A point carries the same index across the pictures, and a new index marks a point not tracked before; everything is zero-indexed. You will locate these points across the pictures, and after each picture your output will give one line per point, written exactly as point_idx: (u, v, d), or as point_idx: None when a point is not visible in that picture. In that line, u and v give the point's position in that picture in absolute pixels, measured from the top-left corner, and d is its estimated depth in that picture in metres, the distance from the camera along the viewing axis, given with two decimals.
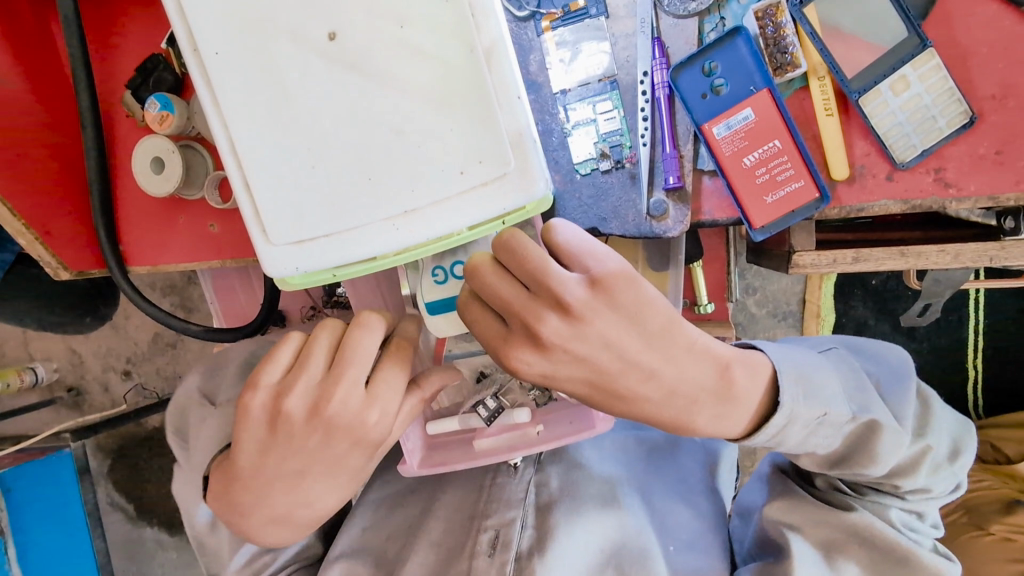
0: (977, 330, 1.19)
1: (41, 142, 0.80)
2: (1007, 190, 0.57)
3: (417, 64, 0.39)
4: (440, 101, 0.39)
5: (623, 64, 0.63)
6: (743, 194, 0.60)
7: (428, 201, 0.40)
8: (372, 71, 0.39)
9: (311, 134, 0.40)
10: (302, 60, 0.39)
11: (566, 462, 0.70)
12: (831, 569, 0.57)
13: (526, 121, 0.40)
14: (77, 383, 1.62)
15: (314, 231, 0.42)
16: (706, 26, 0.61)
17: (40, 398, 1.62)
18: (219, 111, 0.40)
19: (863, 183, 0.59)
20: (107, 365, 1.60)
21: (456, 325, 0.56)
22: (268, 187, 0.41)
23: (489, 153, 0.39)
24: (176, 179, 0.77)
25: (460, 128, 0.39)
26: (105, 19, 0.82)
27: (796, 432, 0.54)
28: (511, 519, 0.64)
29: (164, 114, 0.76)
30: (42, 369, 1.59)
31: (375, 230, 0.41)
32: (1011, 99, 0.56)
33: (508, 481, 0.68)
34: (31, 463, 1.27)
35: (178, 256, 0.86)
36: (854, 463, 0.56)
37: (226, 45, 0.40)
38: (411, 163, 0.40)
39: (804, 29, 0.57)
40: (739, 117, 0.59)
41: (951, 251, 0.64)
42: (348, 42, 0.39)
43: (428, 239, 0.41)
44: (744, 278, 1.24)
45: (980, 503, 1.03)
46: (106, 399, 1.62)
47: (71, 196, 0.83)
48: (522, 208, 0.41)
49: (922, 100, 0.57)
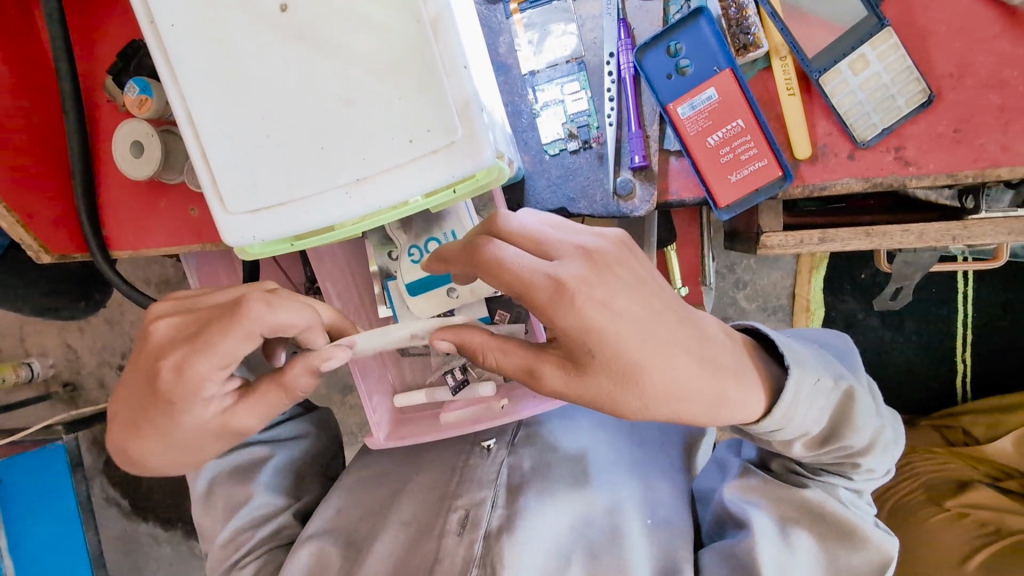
0: (966, 323, 1.20)
1: (24, 127, 0.81)
2: (965, 168, 0.58)
3: (366, 34, 0.39)
4: (389, 70, 0.40)
5: (590, 45, 0.64)
6: (707, 173, 0.61)
7: (378, 170, 0.41)
8: (322, 39, 0.40)
9: (264, 104, 0.41)
10: (254, 30, 0.40)
11: (539, 444, 0.71)
12: (785, 542, 0.58)
13: (473, 90, 0.40)
14: (73, 378, 1.63)
15: (269, 200, 0.43)
16: (671, 8, 0.62)
17: (35, 394, 1.64)
18: (177, 80, 0.42)
19: (825, 162, 0.60)
20: (102, 360, 1.61)
21: (434, 301, 0.60)
22: (225, 155, 0.42)
23: (436, 122, 0.40)
24: (156, 162, 0.78)
25: (407, 97, 0.40)
26: (86, 5, 0.83)
27: (801, 406, 0.54)
28: (482, 500, 0.65)
29: (143, 98, 0.78)
30: (38, 364, 1.60)
31: (327, 198, 0.42)
32: (969, 78, 0.57)
33: (482, 463, 0.70)
34: (23, 455, 1.28)
35: (160, 240, 0.87)
36: (841, 438, 0.56)
37: (181, 15, 0.41)
38: (361, 130, 0.41)
39: (765, 10, 0.58)
40: (702, 96, 0.60)
41: (915, 230, 0.65)
42: (299, 13, 0.40)
43: (379, 207, 0.42)
44: (733, 273, 1.25)
45: (936, 481, 1.04)
46: (101, 394, 1.63)
47: (54, 181, 0.84)
48: (474, 175, 0.42)
49: (881, 79, 0.58)
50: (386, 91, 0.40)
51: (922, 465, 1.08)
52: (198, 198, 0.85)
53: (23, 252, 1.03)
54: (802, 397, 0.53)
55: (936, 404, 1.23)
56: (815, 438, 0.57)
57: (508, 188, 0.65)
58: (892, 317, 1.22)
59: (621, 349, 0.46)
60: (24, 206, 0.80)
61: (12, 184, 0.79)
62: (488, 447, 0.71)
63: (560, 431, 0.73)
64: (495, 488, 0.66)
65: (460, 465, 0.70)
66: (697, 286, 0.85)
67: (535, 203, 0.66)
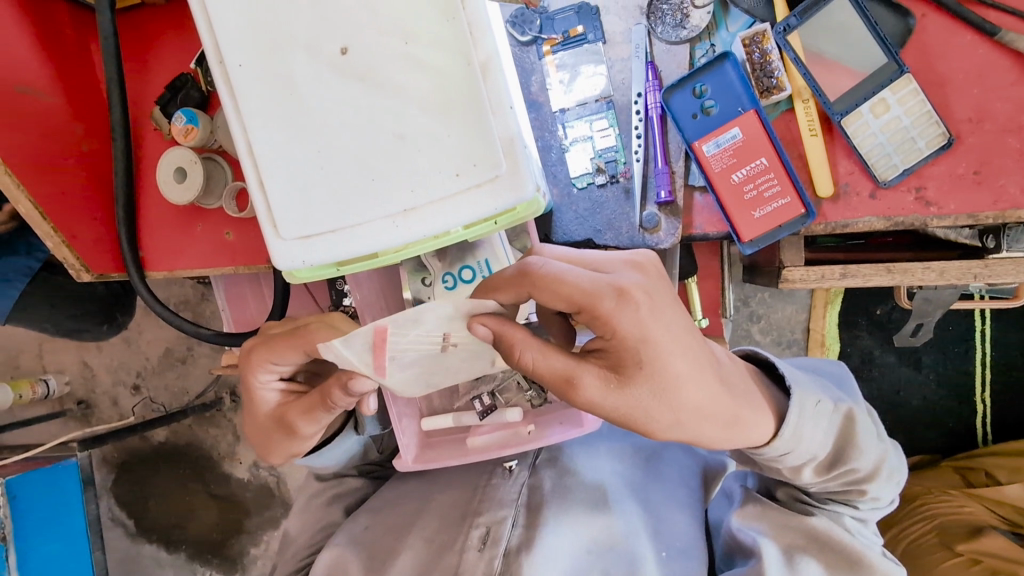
0: (985, 363, 1.19)
1: (74, 152, 0.85)
2: (986, 209, 0.59)
3: (420, 76, 0.42)
4: (439, 109, 0.43)
5: (619, 86, 0.67)
6: (731, 208, 0.63)
7: (425, 201, 0.44)
8: (379, 79, 0.43)
9: (321, 137, 0.44)
10: (316, 70, 0.43)
11: (559, 467, 0.71)
12: (793, 569, 0.59)
13: (517, 128, 0.43)
14: (88, 396, 1.66)
15: (320, 226, 0.45)
16: (697, 52, 0.65)
17: (50, 410, 1.66)
18: (241, 114, 0.45)
19: (847, 201, 0.62)
20: (118, 379, 1.64)
21: None
22: (281, 183, 0.45)
23: (482, 157, 0.43)
24: (197, 188, 0.81)
25: (456, 134, 0.42)
26: (139, 41, 0.88)
27: (805, 430, 0.56)
28: (502, 517, 0.65)
29: (189, 127, 0.82)
30: (55, 381, 1.63)
31: (375, 226, 0.44)
32: (987, 122, 0.59)
33: (503, 482, 0.70)
34: (37, 471, 1.28)
35: (195, 262, 0.90)
36: (847, 464, 0.59)
37: (247, 54, 0.44)
38: (411, 163, 0.43)
39: (788, 56, 0.61)
40: (728, 136, 0.62)
41: (936, 268, 0.66)
42: (358, 56, 0.43)
43: (424, 236, 0.44)
44: (747, 305, 1.26)
45: (951, 523, 1.02)
46: (114, 413, 1.66)
47: (98, 204, 0.88)
48: (515, 207, 0.44)
49: (901, 122, 0.60)
50: (436, 127, 0.43)
51: (939, 504, 1.06)
52: (233, 222, 0.88)
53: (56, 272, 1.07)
54: (806, 422, 0.56)
55: (956, 444, 1.21)
56: (822, 463, 0.59)
57: (537, 219, 0.67)
58: (909, 354, 1.21)
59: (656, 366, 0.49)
60: (70, 226, 0.83)
61: (60, 206, 0.83)
62: (510, 467, 0.71)
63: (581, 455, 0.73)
64: (515, 508, 0.66)
65: (482, 483, 0.70)
66: (717, 317, 0.86)
67: (562, 234, 0.68)
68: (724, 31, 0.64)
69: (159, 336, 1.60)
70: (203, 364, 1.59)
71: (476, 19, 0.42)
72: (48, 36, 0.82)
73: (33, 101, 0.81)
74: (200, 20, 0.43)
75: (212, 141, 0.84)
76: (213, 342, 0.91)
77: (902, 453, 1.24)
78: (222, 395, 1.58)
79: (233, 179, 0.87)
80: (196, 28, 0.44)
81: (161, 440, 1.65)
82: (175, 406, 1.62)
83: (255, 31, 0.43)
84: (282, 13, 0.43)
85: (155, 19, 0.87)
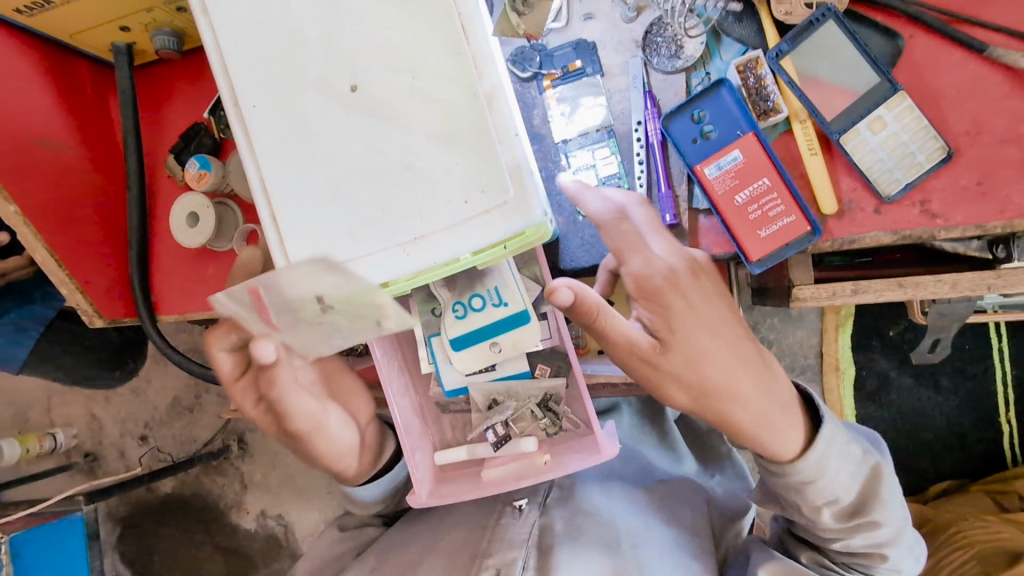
0: (1007, 383, 1.17)
1: (93, 202, 0.88)
2: (993, 219, 0.60)
3: (426, 108, 0.44)
4: (446, 139, 0.44)
5: (618, 115, 0.69)
6: (737, 229, 0.64)
7: (434, 229, 0.44)
8: (388, 114, 0.44)
9: (331, 171, 0.45)
10: (327, 108, 0.45)
11: (571, 507, 0.70)
12: None
13: (523, 154, 0.44)
14: (95, 448, 1.64)
15: (331, 258, 0.46)
16: (693, 80, 0.67)
17: (56, 464, 1.64)
18: (256, 151, 0.46)
19: (853, 217, 0.62)
20: (124, 430, 1.63)
21: (478, 357, 0.62)
22: (294, 216, 0.46)
23: (489, 183, 0.43)
24: (208, 232, 0.83)
25: (462, 162, 0.44)
26: (157, 95, 0.92)
27: (829, 464, 0.59)
28: (512, 560, 0.62)
29: (201, 173, 0.84)
30: (63, 435, 1.62)
31: (385, 255, 0.45)
32: (985, 134, 0.60)
33: (513, 522, 0.68)
34: (42, 527, 1.28)
35: (206, 303, 0.91)
36: (869, 513, 0.61)
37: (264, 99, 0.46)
38: (420, 191, 0.44)
39: (783, 79, 0.62)
40: (728, 158, 0.63)
41: (948, 280, 0.66)
42: (366, 92, 0.44)
43: (433, 264, 0.45)
44: (757, 332, 1.25)
45: (988, 551, 0.97)
46: (121, 465, 1.64)
47: (113, 250, 0.90)
48: (524, 231, 0.45)
49: (899, 138, 0.61)
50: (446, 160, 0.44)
51: (974, 531, 1.01)
52: (244, 264, 0.89)
53: (69, 319, 1.09)
54: (830, 458, 0.60)
55: (985, 467, 1.18)
56: (844, 511, 0.62)
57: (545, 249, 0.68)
58: (926, 375, 1.19)
59: (703, 375, 0.57)
60: (84, 273, 0.85)
61: (76, 254, 0.84)
62: (520, 507, 0.69)
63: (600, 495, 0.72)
64: (528, 549, 0.64)
65: (492, 521, 0.68)
66: None
67: (569, 260, 0.69)
68: (719, 59, 0.66)
69: (166, 385, 1.60)
70: (210, 411, 1.58)
71: (480, 52, 0.43)
72: (69, 93, 0.86)
73: (54, 154, 0.84)
74: (217, 66, 0.46)
75: (225, 186, 0.86)
76: (220, 385, 0.91)
77: (928, 480, 1.20)
78: (226, 442, 1.57)
79: (244, 222, 0.88)
80: (214, 74, 0.46)
81: (166, 492, 1.62)
82: (181, 455, 1.60)
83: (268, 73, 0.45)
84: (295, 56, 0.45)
85: (172, 73, 0.91)
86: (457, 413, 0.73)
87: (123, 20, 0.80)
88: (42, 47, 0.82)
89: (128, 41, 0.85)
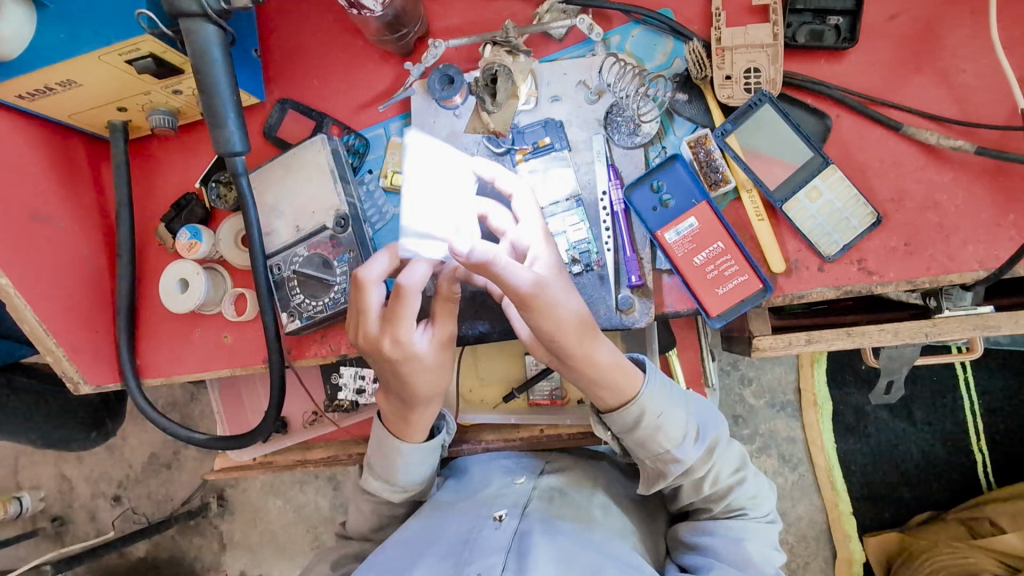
0: (974, 412, 1.31)
1: (81, 268, 0.90)
2: (921, 275, 0.68)
3: None
4: None
5: (585, 185, 0.75)
6: (697, 287, 0.71)
7: None
8: None
9: None
10: None
11: (548, 523, 0.72)
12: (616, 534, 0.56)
13: None
14: (63, 512, 1.86)
15: None
16: (651, 153, 0.75)
17: (24, 530, 1.85)
18: None
19: (799, 274, 0.70)
20: (96, 491, 1.84)
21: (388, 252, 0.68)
22: None
23: None
24: (198, 296, 0.87)
25: None
26: (146, 167, 0.96)
27: (667, 399, 0.71)
28: (494, 564, 0.66)
29: (193, 242, 0.88)
30: (30, 498, 1.83)
31: None
32: (907, 201, 0.68)
33: (492, 533, 0.71)
34: None
35: (192, 366, 0.93)
36: None
37: (432, 441, 0.78)
38: None
39: (729, 154, 0.71)
40: (686, 224, 0.71)
41: (890, 329, 0.71)
42: None
43: None
44: (737, 369, 1.38)
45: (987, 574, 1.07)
46: (89, 527, 1.85)
47: (102, 318, 0.92)
48: None
49: (835, 205, 0.69)
50: None
51: (946, 558, 1.15)
52: (231, 326, 0.92)
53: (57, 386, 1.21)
54: (666, 392, 0.71)
55: (960, 495, 1.31)
56: None
57: (217, 138, 0.74)
58: (901, 408, 1.33)
59: (416, 355, 0.67)
60: (72, 342, 0.87)
61: (63, 322, 0.86)
62: (500, 518, 0.73)
63: (587, 550, 0.69)
64: (506, 553, 0.67)
65: (472, 535, 0.71)
66: (702, 387, 0.90)
67: None
68: (673, 135, 0.74)
69: None
70: None
71: None
72: (67, 172, 0.90)
73: (47, 227, 0.86)
74: None
75: (215, 253, 0.91)
76: (206, 448, 0.92)
77: (910, 512, 1.33)
78: (208, 500, 1.78)
79: (232, 286, 0.92)
80: None
81: (142, 554, 1.84)
82: (155, 514, 1.82)
83: (428, 473, 0.80)
84: (379, 456, 0.78)
85: (160, 144, 0.96)
86: (442, 364, 0.70)
87: (122, 102, 0.85)
88: (39, 123, 0.87)
89: (124, 118, 0.90)
